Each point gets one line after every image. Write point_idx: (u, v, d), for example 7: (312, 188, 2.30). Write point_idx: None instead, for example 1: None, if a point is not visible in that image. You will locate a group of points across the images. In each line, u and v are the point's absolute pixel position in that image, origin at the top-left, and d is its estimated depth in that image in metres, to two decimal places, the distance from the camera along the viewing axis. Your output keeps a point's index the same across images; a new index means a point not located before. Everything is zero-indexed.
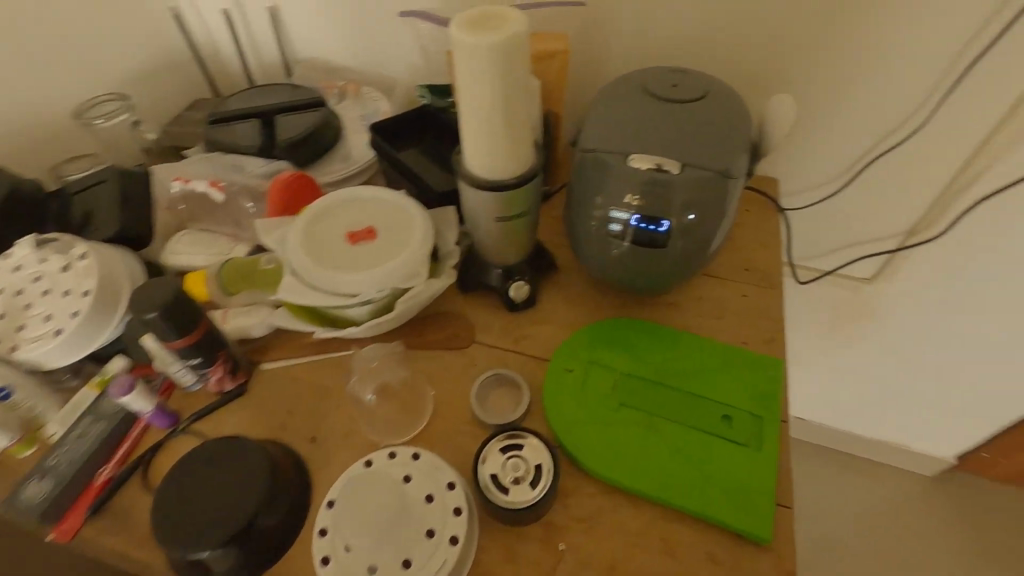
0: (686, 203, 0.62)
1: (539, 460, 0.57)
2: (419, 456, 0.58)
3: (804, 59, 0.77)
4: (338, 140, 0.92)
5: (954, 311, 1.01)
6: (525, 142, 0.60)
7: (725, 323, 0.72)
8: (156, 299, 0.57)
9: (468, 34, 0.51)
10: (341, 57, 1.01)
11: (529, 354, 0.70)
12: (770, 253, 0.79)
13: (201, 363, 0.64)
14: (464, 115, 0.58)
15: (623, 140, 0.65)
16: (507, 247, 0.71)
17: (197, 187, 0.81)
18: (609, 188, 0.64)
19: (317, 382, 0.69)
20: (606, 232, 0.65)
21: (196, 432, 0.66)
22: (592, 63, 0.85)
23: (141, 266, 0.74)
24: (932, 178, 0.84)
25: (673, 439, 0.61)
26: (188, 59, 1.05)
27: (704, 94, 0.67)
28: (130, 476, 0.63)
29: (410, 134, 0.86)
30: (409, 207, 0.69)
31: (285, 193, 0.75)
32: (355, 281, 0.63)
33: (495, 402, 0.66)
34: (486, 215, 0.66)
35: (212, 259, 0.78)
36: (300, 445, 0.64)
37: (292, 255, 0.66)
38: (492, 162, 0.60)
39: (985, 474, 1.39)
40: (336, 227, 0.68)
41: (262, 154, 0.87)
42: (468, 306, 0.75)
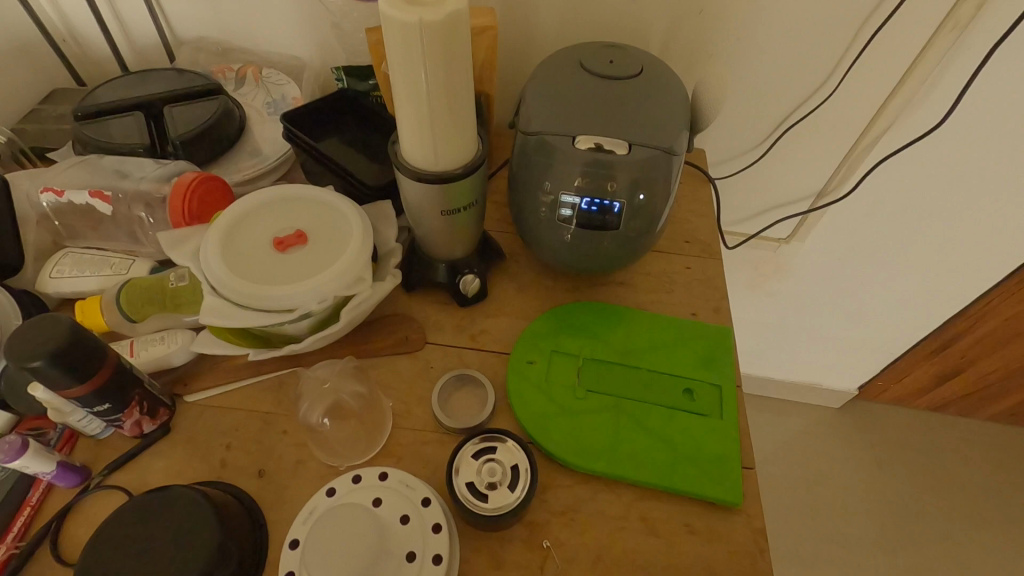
0: (635, 183, 0.61)
1: (514, 461, 0.55)
2: (386, 476, 0.54)
3: (724, 32, 0.79)
4: (243, 131, 0.81)
5: (856, 260, 1.11)
6: (469, 131, 0.56)
7: (675, 297, 0.73)
8: (45, 342, 0.48)
9: (397, 10, 0.46)
10: (235, 37, 0.90)
11: (487, 350, 0.67)
12: (706, 223, 0.81)
13: (111, 408, 0.54)
14: (400, 104, 0.52)
15: (566, 120, 0.62)
16: (454, 240, 0.67)
17: (76, 199, 0.69)
18: (557, 172, 0.61)
19: (256, 409, 0.62)
20: (556, 217, 0.64)
21: (114, 485, 0.56)
22: (520, 39, 0.81)
23: (12, 300, 0.62)
24: (840, 142, 0.90)
25: (641, 419, 0.61)
26: (38, 42, 0.88)
27: (640, 71, 0.66)
28: (35, 551, 0.53)
29: (329, 123, 0.79)
30: (342, 206, 0.63)
31: (190, 197, 0.65)
32: (291, 295, 0.57)
33: (459, 405, 0.63)
34: (431, 209, 0.61)
35: (106, 281, 0.66)
36: (247, 482, 0.57)
37: (210, 271, 0.58)
38: (434, 154, 0.56)
39: (881, 400, 1.58)
40: (260, 234, 0.61)
41: (151, 154, 0.74)
42: (416, 306, 0.71)
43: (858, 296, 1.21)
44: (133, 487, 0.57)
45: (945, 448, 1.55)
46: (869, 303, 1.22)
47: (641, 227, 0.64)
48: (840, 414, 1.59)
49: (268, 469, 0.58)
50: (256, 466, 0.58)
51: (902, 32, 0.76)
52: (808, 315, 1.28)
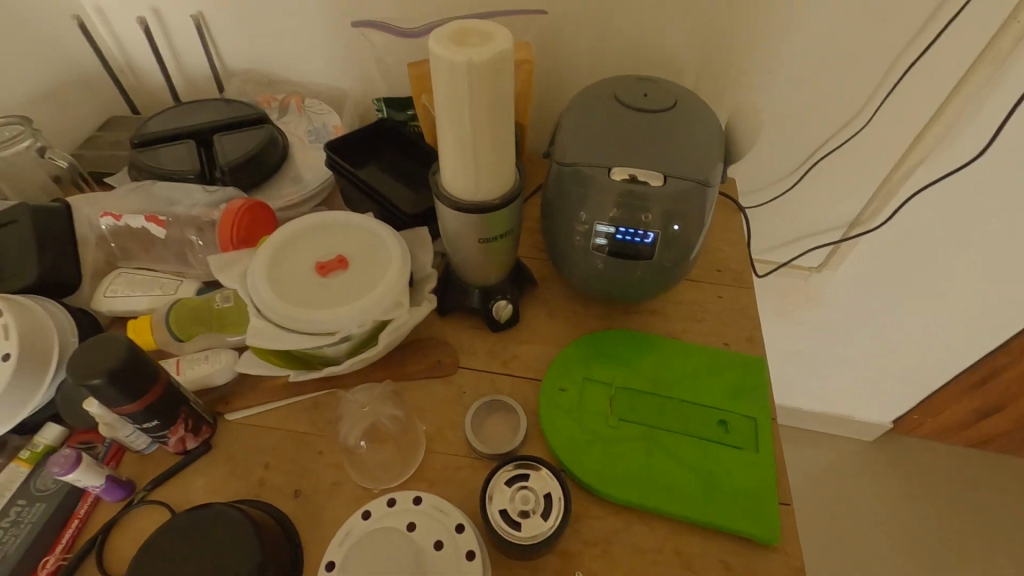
0: (669, 215, 0.61)
1: (548, 489, 0.55)
2: (420, 500, 0.55)
3: (757, 64, 0.80)
4: (286, 159, 0.85)
5: (892, 290, 1.09)
6: (508, 163, 0.58)
7: (707, 326, 0.73)
8: (104, 361, 0.50)
9: (447, 49, 0.48)
10: (282, 69, 0.94)
11: (519, 376, 0.68)
12: (738, 252, 0.81)
13: (159, 425, 0.56)
14: (445, 139, 0.55)
15: (601, 152, 0.63)
16: (488, 267, 0.68)
17: (132, 223, 0.73)
18: (592, 203, 0.62)
19: (294, 429, 0.63)
20: (590, 246, 0.65)
21: (157, 500, 0.58)
22: (554, 72, 0.83)
23: (69, 314, 0.65)
24: (874, 172, 0.90)
25: (674, 449, 0.61)
26: (100, 74, 0.94)
27: (674, 104, 0.67)
28: (81, 563, 0.54)
29: (367, 151, 0.82)
30: (382, 232, 0.66)
31: (238, 223, 0.68)
32: (333, 319, 0.59)
33: (491, 431, 0.63)
34: (468, 237, 0.63)
35: (155, 301, 0.69)
36: (284, 502, 0.58)
37: (257, 293, 0.60)
38: (474, 185, 0.58)
39: (917, 434, 1.53)
40: (303, 259, 0.63)
41: (201, 180, 0.78)
42: (450, 330, 0.72)
43: (892, 327, 1.18)
44: (174, 504, 0.58)
45: (987, 487, 1.48)
46: (905, 334, 1.19)
47: (675, 256, 0.64)
48: (874, 447, 1.54)
49: (305, 489, 0.59)
50: (292, 486, 0.59)
51: (939, 63, 0.76)
52: (840, 345, 1.25)
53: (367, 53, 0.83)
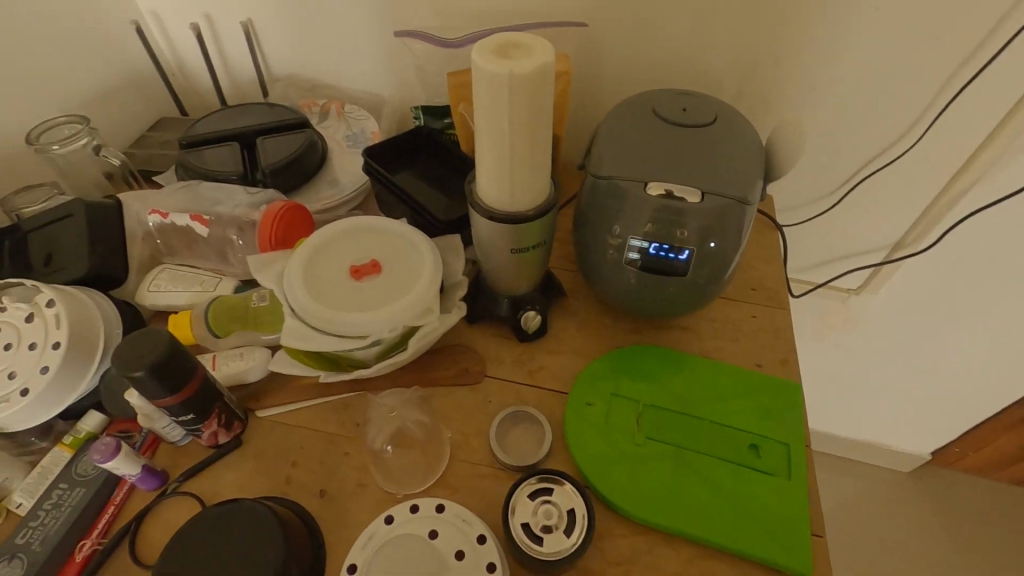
0: (705, 232, 0.60)
1: (571, 505, 0.54)
2: (443, 508, 0.54)
3: (801, 80, 0.79)
4: (325, 163, 0.87)
5: (936, 316, 1.05)
6: (544, 175, 0.58)
7: (740, 346, 0.71)
8: (147, 355, 0.52)
9: (490, 61, 0.49)
10: (324, 76, 0.97)
11: (546, 387, 0.67)
12: (775, 271, 0.79)
13: (194, 419, 0.58)
14: (482, 148, 0.55)
15: (638, 165, 0.62)
16: (519, 277, 0.68)
17: (178, 221, 0.75)
18: (627, 217, 0.62)
19: (322, 429, 0.64)
20: (623, 260, 0.64)
21: (189, 491, 0.60)
22: (592, 85, 0.83)
23: (115, 306, 0.68)
24: (921, 195, 0.87)
25: (703, 472, 0.59)
26: (153, 77, 0.99)
27: (714, 119, 0.66)
28: (115, 549, 0.56)
29: (403, 157, 0.83)
30: (415, 238, 0.66)
31: (277, 224, 0.70)
32: (365, 322, 0.60)
33: (517, 442, 0.63)
34: (501, 247, 0.63)
35: (195, 297, 0.72)
36: (309, 501, 0.59)
37: (293, 294, 0.61)
38: (510, 196, 0.58)
39: (958, 468, 1.45)
40: (338, 262, 0.65)
41: (243, 181, 0.81)
42: (478, 338, 0.72)
43: (934, 355, 1.13)
44: (205, 496, 0.60)
45: None
46: (947, 362, 1.14)
47: (710, 274, 0.63)
48: (910, 479, 1.47)
49: (330, 490, 0.60)
50: (318, 486, 0.60)
51: (996, 84, 0.73)
52: (877, 371, 1.21)
53: (408, 62, 0.85)
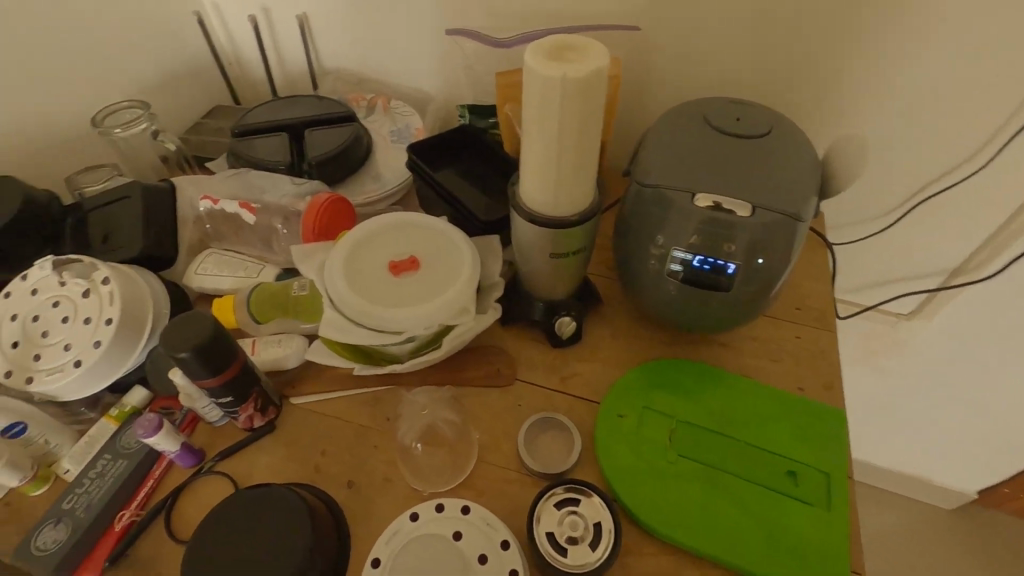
0: (753, 248, 0.58)
1: (598, 518, 0.53)
2: (468, 510, 0.54)
3: (864, 94, 0.75)
4: (369, 157, 0.89)
5: (994, 347, 0.99)
6: (590, 181, 0.57)
7: (782, 367, 0.68)
8: (193, 337, 0.53)
9: (544, 63, 0.48)
10: (373, 71, 0.98)
11: (577, 396, 0.66)
12: (824, 291, 0.75)
13: (232, 402, 0.60)
14: (529, 151, 0.54)
15: (686, 174, 0.61)
16: (556, 281, 0.67)
17: (227, 207, 0.77)
18: (671, 227, 0.60)
19: (353, 420, 0.65)
20: (664, 271, 0.62)
21: (223, 472, 0.61)
22: (642, 90, 0.82)
23: (163, 286, 0.70)
24: (986, 219, 0.82)
25: (736, 494, 0.57)
26: (210, 67, 1.02)
27: (769, 131, 0.64)
28: (152, 521, 0.58)
29: (446, 155, 0.83)
30: (454, 238, 0.67)
31: (321, 216, 0.72)
32: (401, 319, 0.60)
33: (544, 449, 0.62)
34: (541, 251, 0.62)
35: (239, 282, 0.74)
36: (337, 491, 0.60)
37: (333, 286, 0.62)
38: (553, 200, 0.57)
39: (1007, 510, 1.37)
40: (378, 256, 0.65)
41: (290, 171, 0.83)
42: (511, 340, 0.72)
43: (988, 388, 1.07)
44: (238, 477, 0.61)
45: None
46: (1003, 398, 1.07)
47: (755, 291, 0.61)
48: (952, 517, 1.39)
49: (358, 482, 0.61)
50: (347, 477, 0.61)
51: None
52: (924, 400, 1.15)
53: (457, 61, 0.85)
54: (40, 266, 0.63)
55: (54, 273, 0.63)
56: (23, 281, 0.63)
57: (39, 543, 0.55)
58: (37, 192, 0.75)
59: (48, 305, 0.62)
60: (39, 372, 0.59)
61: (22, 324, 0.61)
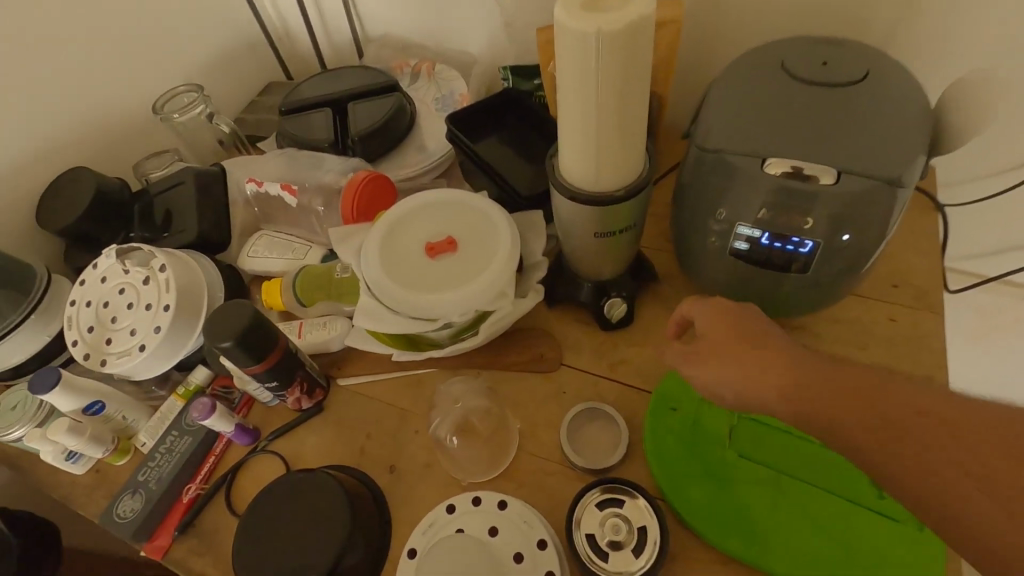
0: (836, 221, 0.49)
1: (642, 523, 0.49)
2: (505, 505, 0.52)
3: (1001, 17, 0.60)
4: (413, 127, 0.85)
5: None
6: (637, 150, 0.50)
7: (870, 356, 0.59)
8: (234, 326, 0.54)
9: (576, 17, 0.41)
10: (417, 34, 0.93)
11: (627, 383, 0.62)
12: (929, 266, 0.64)
13: (278, 386, 0.61)
14: (565, 119, 0.48)
15: (757, 135, 0.51)
16: (603, 261, 0.61)
17: (270, 190, 0.77)
18: (735, 199, 0.52)
19: (396, 403, 0.65)
20: (728, 249, 0.54)
21: (276, 450, 0.64)
22: (712, 33, 0.71)
23: (217, 270, 0.72)
24: None
25: (808, 505, 0.51)
26: (261, 42, 1.02)
27: (866, 76, 0.52)
28: (214, 495, 0.62)
29: (489, 124, 0.78)
30: (493, 216, 0.63)
31: (360, 196, 0.70)
32: (435, 306, 0.58)
33: (589, 441, 0.59)
34: (583, 230, 0.56)
35: (288, 264, 0.74)
36: (380, 475, 0.60)
37: (367, 270, 0.61)
38: (595, 174, 0.51)
39: None
40: (414, 237, 0.63)
41: (334, 149, 0.82)
42: (557, 323, 0.68)
43: None
44: (289, 457, 0.63)
45: None
46: None
47: (838, 272, 0.52)
48: None
49: (399, 466, 0.60)
50: (389, 461, 0.61)
51: None
52: None
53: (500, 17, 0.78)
54: (106, 255, 0.67)
55: (118, 261, 0.66)
56: (94, 269, 0.67)
57: (119, 511, 0.61)
58: (106, 181, 0.79)
59: (115, 292, 0.66)
60: (110, 355, 0.63)
61: (95, 309, 0.65)
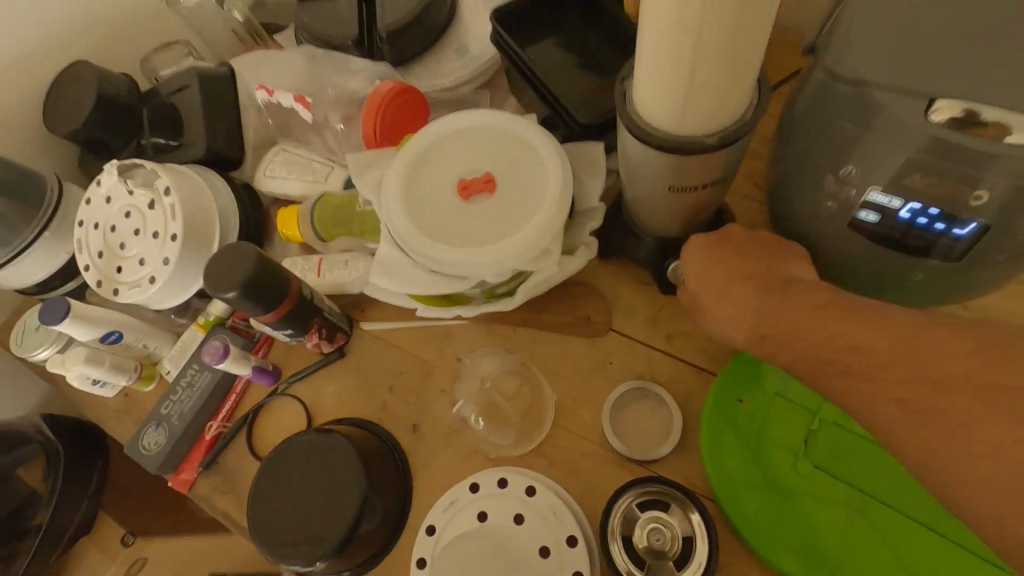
0: (1018, 197, 0.35)
1: (688, 532, 0.44)
2: (533, 492, 0.49)
3: None
4: (453, 21, 0.70)
5: None
6: (746, 78, 0.36)
7: None
8: (238, 273, 0.48)
9: None
10: None
11: (686, 361, 0.53)
12: None
13: (294, 333, 0.55)
14: (646, 31, 0.35)
15: (922, 57, 0.35)
16: (674, 217, 0.50)
17: (283, 101, 0.68)
18: (870, 152, 0.38)
19: (421, 356, 0.59)
20: (850, 219, 0.42)
21: (296, 394, 0.60)
22: None
23: (230, 190, 0.65)
24: None
25: (892, 537, 0.43)
26: None
27: None
28: (236, 435, 0.60)
29: (543, 22, 0.62)
30: (543, 151, 0.51)
31: (382, 113, 0.59)
32: (467, 262, 0.49)
33: (633, 424, 0.52)
34: (655, 180, 0.44)
35: (307, 187, 0.66)
36: (402, 434, 0.56)
37: (388, 212, 0.52)
38: (680, 112, 0.38)
39: None
40: (445, 172, 0.52)
41: (359, 48, 0.68)
42: (610, 279, 0.57)
43: None
44: (309, 403, 0.60)
45: None
46: None
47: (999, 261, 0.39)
48: None
49: (422, 426, 0.56)
50: (412, 419, 0.56)
51: None
52: None
53: None
54: (108, 173, 0.60)
55: (120, 181, 0.60)
56: (98, 187, 0.61)
57: (144, 443, 0.60)
58: (110, 79, 0.69)
59: (121, 215, 0.60)
60: (122, 285, 0.59)
61: (103, 233, 0.60)
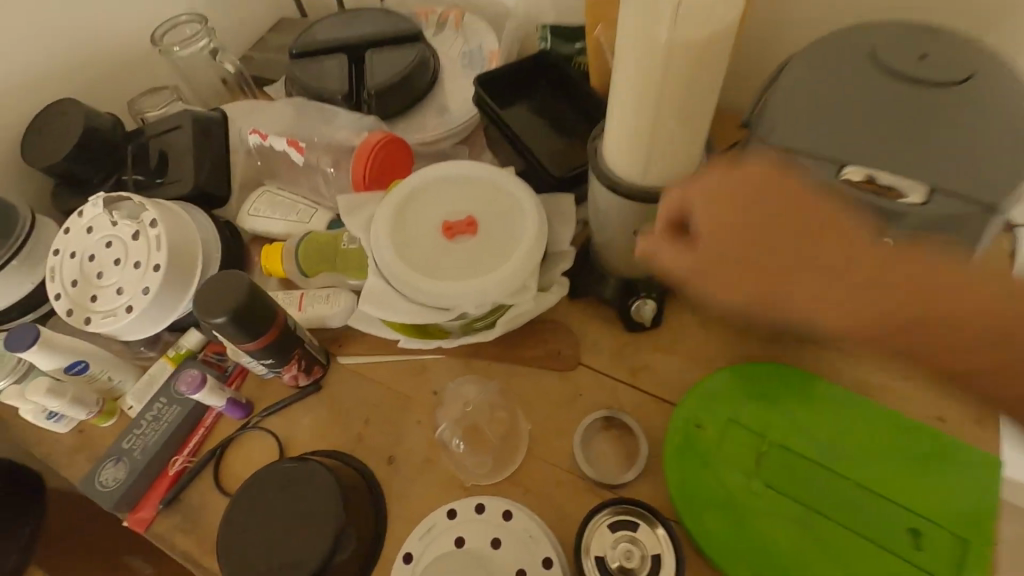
0: None
1: (657, 550, 0.46)
2: (511, 517, 0.50)
3: None
4: (436, 84, 0.77)
5: None
6: (696, 143, 0.44)
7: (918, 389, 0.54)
8: (229, 299, 0.50)
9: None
10: None
11: (649, 392, 0.57)
12: None
13: (274, 363, 0.56)
14: (619, 102, 0.43)
15: (832, 135, 0.44)
16: (636, 260, 0.56)
17: (276, 145, 0.72)
18: None
19: (398, 389, 0.60)
20: None
21: (268, 428, 0.60)
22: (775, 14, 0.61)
23: (213, 226, 0.67)
24: None
25: (837, 550, 0.47)
26: None
27: (966, 80, 0.44)
28: (201, 470, 0.58)
29: (519, 90, 0.71)
30: (520, 198, 0.57)
31: (371, 160, 0.64)
32: (450, 294, 0.53)
33: (602, 451, 0.55)
34: (621, 225, 0.50)
35: (291, 226, 0.68)
36: (378, 465, 0.57)
37: (376, 247, 0.55)
38: (643, 166, 0.45)
39: None
40: (430, 214, 0.57)
41: (347, 102, 0.74)
42: (579, 317, 0.62)
43: None
44: (281, 436, 0.60)
45: None
46: None
47: None
48: None
49: (398, 457, 0.57)
50: (387, 451, 0.57)
51: None
52: None
53: None
54: (92, 204, 0.61)
55: (105, 212, 0.61)
56: (79, 218, 0.62)
57: (100, 480, 0.57)
58: (97, 117, 0.71)
59: (102, 245, 0.61)
60: (95, 314, 0.59)
61: (80, 262, 0.61)
